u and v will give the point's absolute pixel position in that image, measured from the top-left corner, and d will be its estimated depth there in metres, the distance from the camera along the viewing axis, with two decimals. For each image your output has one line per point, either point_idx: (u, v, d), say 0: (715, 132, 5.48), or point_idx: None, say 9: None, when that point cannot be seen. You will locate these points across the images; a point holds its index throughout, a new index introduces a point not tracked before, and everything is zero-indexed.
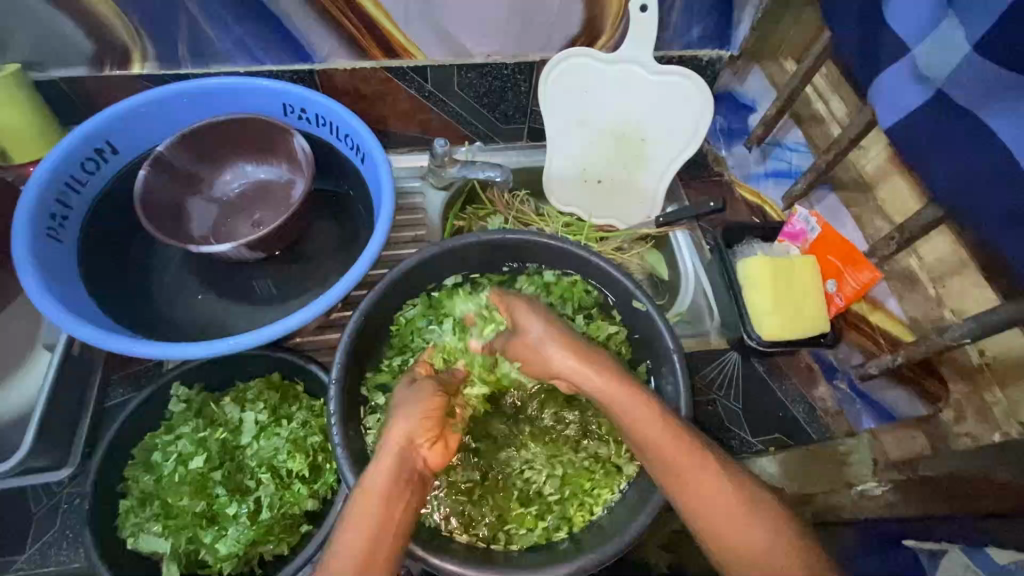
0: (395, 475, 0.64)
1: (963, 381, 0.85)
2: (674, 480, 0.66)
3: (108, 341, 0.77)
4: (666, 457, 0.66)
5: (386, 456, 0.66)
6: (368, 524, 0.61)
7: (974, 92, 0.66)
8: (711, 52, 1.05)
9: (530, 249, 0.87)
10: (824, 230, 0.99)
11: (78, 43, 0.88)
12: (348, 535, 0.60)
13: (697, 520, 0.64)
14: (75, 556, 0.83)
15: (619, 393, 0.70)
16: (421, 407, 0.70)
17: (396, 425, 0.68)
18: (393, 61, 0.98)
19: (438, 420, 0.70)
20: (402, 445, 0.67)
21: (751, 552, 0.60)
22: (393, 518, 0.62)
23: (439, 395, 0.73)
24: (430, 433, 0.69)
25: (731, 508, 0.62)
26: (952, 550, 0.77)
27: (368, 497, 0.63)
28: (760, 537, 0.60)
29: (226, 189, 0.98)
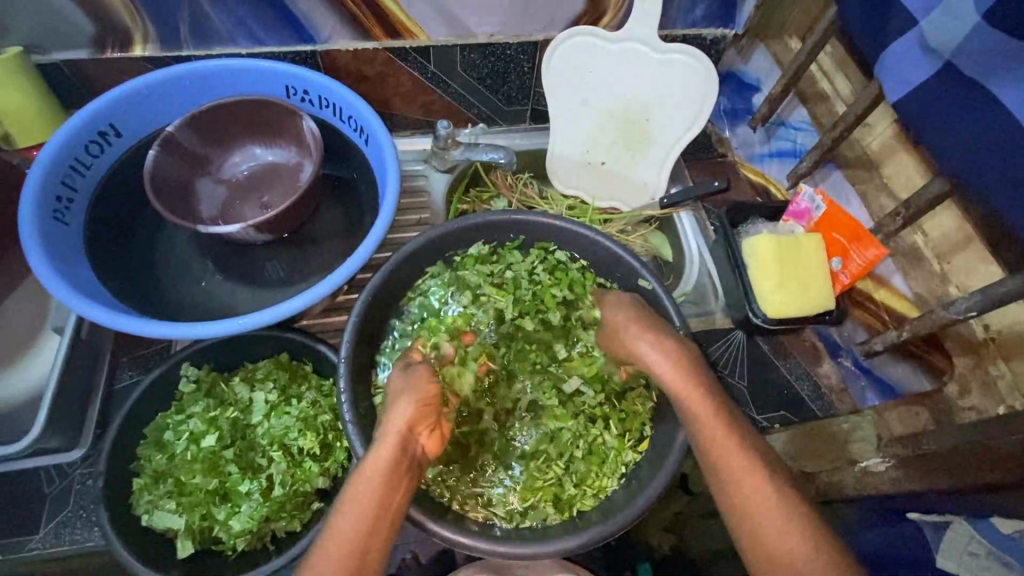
0: (396, 462, 0.65)
1: (968, 355, 0.86)
2: (720, 477, 0.64)
3: (119, 322, 0.77)
4: (720, 453, 0.64)
5: (387, 445, 0.66)
6: (361, 507, 0.62)
7: (985, 62, 0.66)
8: (715, 30, 1.05)
9: (537, 229, 0.87)
10: (830, 208, 0.98)
11: (79, 25, 0.87)
12: (348, 524, 0.61)
13: (736, 516, 0.63)
14: (89, 536, 0.84)
15: (685, 381, 0.69)
16: (419, 393, 0.71)
17: (395, 411, 0.69)
18: (396, 42, 0.97)
19: (433, 405, 0.72)
20: (404, 431, 0.67)
21: (788, 557, 0.59)
22: (393, 504, 0.64)
23: (434, 382, 0.74)
24: (426, 419, 0.71)
25: (768, 507, 0.61)
26: (956, 521, 0.75)
27: (367, 478, 0.64)
28: (798, 542, 0.59)
29: (235, 171, 0.98)
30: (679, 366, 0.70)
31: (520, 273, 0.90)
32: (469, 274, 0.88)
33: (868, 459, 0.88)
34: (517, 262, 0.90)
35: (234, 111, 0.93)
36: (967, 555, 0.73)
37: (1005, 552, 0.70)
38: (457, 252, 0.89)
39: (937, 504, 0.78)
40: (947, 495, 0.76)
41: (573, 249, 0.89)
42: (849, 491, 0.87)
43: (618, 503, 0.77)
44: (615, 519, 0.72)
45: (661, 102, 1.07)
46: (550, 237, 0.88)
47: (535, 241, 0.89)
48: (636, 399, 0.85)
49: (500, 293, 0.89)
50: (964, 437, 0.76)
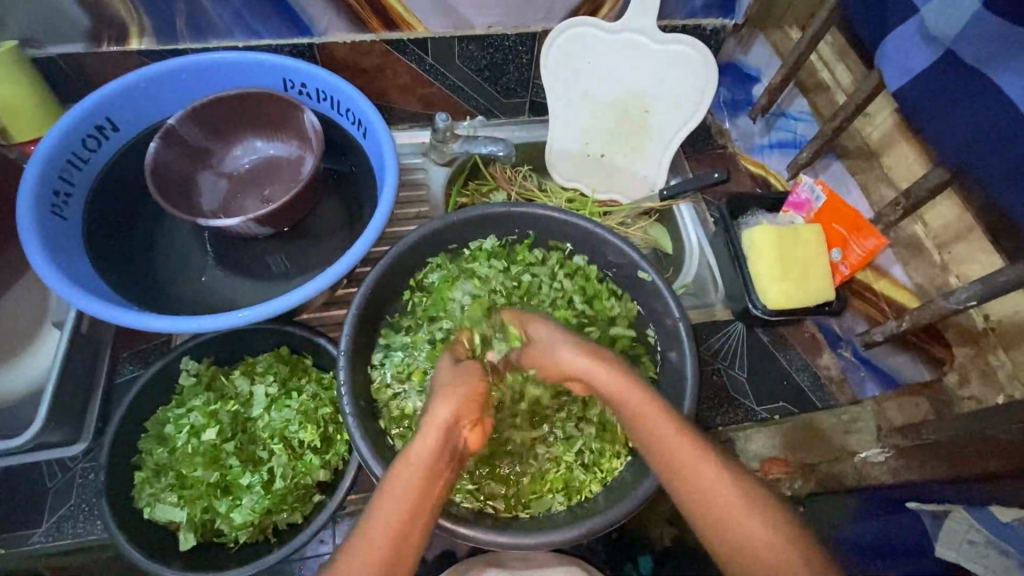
0: (437, 457, 0.64)
1: (968, 345, 0.87)
2: (677, 478, 0.65)
3: (118, 316, 0.77)
4: (672, 455, 0.66)
5: (431, 437, 0.65)
6: (404, 499, 0.62)
7: (985, 50, 0.66)
8: (715, 21, 1.03)
9: (545, 224, 0.87)
10: (830, 198, 0.98)
11: (75, 18, 0.87)
12: (389, 513, 0.61)
13: (697, 514, 0.64)
14: (92, 529, 0.84)
15: (626, 389, 0.69)
16: (463, 387, 0.69)
17: (438, 404, 0.67)
18: (393, 34, 0.97)
19: (478, 400, 0.70)
20: (448, 425, 0.66)
21: (753, 548, 0.61)
22: (431, 499, 0.63)
23: (483, 380, 0.71)
24: (471, 414, 0.68)
25: (730, 499, 0.63)
26: (955, 510, 0.74)
27: (410, 469, 0.63)
28: (758, 531, 0.61)
29: (237, 164, 0.98)
30: (617, 379, 0.70)
31: (531, 273, 0.90)
32: (478, 266, 0.89)
33: (868, 450, 0.92)
34: (519, 257, 0.91)
35: (234, 104, 0.93)
36: (966, 544, 0.72)
37: (1005, 540, 0.70)
38: (456, 244, 0.88)
39: (937, 491, 0.77)
40: (947, 483, 0.76)
41: (573, 241, 0.89)
42: (850, 481, 0.89)
43: (620, 493, 0.77)
44: (618, 508, 0.72)
45: (660, 94, 1.06)
46: (554, 232, 0.88)
47: (535, 235, 0.89)
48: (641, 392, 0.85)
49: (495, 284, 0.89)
50: (963, 426, 0.76)
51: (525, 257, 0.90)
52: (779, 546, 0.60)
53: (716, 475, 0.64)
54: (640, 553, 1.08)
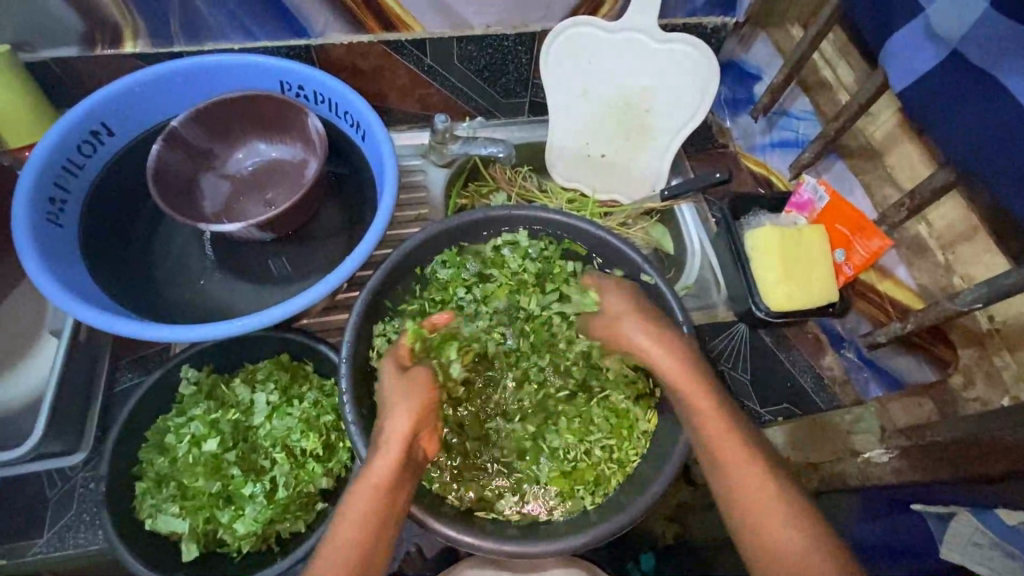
0: (400, 469, 0.66)
1: (972, 346, 0.89)
2: (721, 476, 0.67)
3: (116, 325, 0.76)
4: (711, 441, 0.68)
5: (391, 450, 0.66)
6: (366, 511, 0.64)
7: (992, 51, 0.65)
8: (716, 19, 1.02)
9: (560, 229, 0.86)
10: (833, 198, 0.98)
11: (68, 21, 0.85)
12: (353, 524, 0.63)
13: (738, 514, 0.66)
14: (93, 539, 0.83)
15: (688, 377, 0.71)
16: (415, 395, 0.71)
17: (396, 418, 0.69)
18: (391, 35, 0.95)
19: (427, 406, 0.72)
20: (406, 439, 0.67)
21: (788, 554, 0.62)
22: (394, 511, 0.65)
23: (430, 391, 0.73)
24: (423, 421, 0.71)
25: (766, 507, 0.64)
26: (960, 513, 0.73)
27: (373, 484, 0.64)
28: (793, 541, 0.62)
29: (238, 167, 0.97)
30: (677, 360, 0.73)
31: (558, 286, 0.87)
32: (492, 273, 0.88)
33: (872, 450, 0.89)
34: (538, 258, 0.88)
35: (234, 108, 0.92)
36: (971, 546, 0.72)
37: (1012, 544, 0.69)
38: (466, 244, 0.87)
39: (941, 494, 0.76)
40: (952, 484, 0.75)
41: (590, 252, 0.87)
42: (853, 481, 0.88)
43: (618, 503, 0.76)
44: (618, 517, 0.72)
45: (663, 93, 1.05)
46: (574, 240, 0.87)
47: (547, 241, 0.88)
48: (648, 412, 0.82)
49: (512, 287, 0.88)
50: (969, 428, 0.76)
51: (545, 264, 0.88)
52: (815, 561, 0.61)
53: (757, 477, 0.66)
54: (641, 552, 1.12)
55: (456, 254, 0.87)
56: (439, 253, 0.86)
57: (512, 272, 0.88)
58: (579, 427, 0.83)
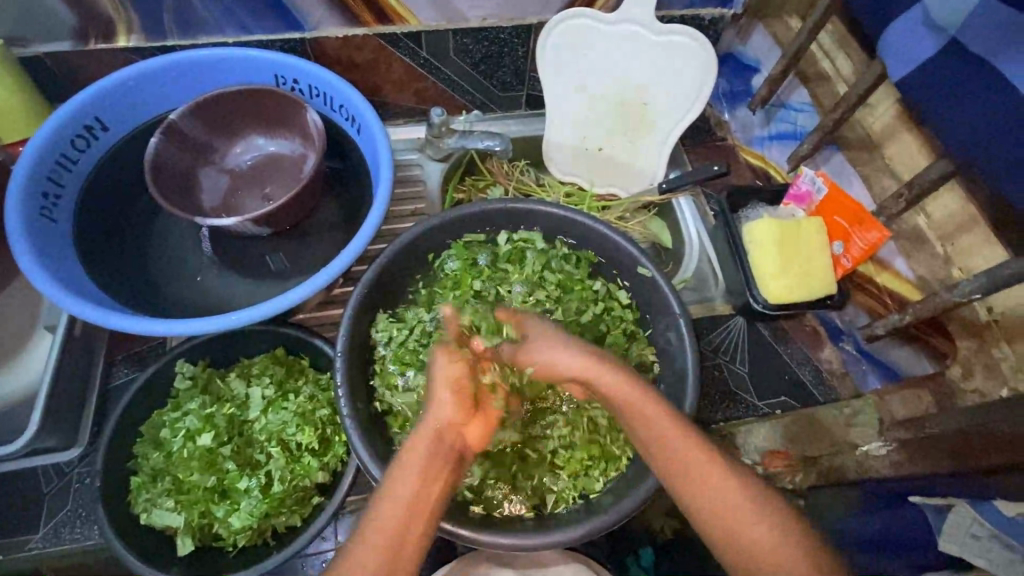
0: (432, 455, 0.64)
1: (971, 338, 0.85)
2: (678, 482, 0.65)
3: (111, 319, 0.76)
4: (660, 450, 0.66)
5: (420, 437, 0.65)
6: (401, 499, 0.61)
7: (989, 39, 0.64)
8: (713, 10, 1.01)
9: (563, 225, 0.86)
10: (831, 190, 0.97)
11: (62, 16, 0.85)
12: (386, 513, 0.61)
13: (702, 516, 0.64)
14: (89, 534, 0.83)
15: (631, 394, 0.68)
16: (454, 382, 0.67)
17: (436, 408, 0.66)
18: (386, 28, 0.95)
19: (473, 395, 0.68)
20: (436, 424, 0.65)
21: (752, 552, 0.61)
22: (432, 499, 0.62)
23: (461, 364, 0.68)
24: (467, 411, 0.67)
25: (736, 507, 0.63)
26: (958, 504, 0.72)
27: (404, 470, 0.63)
28: (764, 535, 0.61)
29: (237, 162, 0.96)
30: (625, 381, 0.69)
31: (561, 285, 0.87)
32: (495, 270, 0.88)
33: (869, 444, 0.91)
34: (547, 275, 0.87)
35: (231, 101, 0.92)
36: (969, 538, 0.70)
37: (1011, 535, 0.67)
38: (471, 236, 0.87)
39: (938, 487, 0.76)
40: (953, 477, 0.75)
41: (591, 247, 0.87)
42: (851, 475, 0.89)
43: (615, 496, 0.76)
44: (616, 510, 0.72)
45: (661, 85, 1.05)
46: (575, 235, 0.87)
47: (545, 233, 0.88)
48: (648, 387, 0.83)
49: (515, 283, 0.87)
50: (967, 421, 0.78)
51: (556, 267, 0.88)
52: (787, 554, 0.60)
53: (721, 479, 0.64)
54: (640, 546, 1.10)
55: (462, 246, 0.86)
56: (446, 248, 0.86)
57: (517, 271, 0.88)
58: (584, 422, 0.82)
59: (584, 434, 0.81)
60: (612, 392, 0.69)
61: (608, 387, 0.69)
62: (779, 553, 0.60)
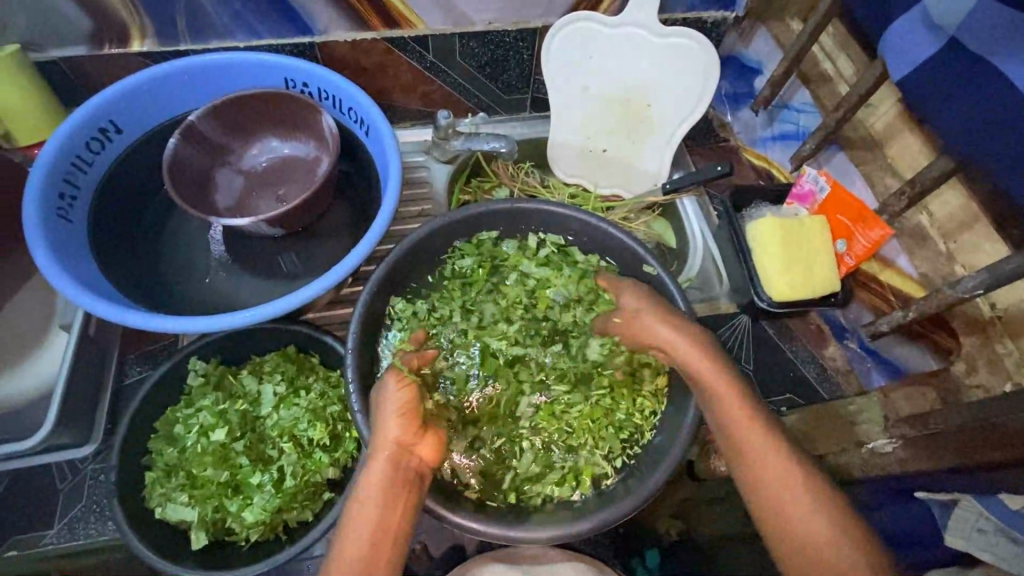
0: (386, 479, 0.66)
1: (975, 334, 0.85)
2: (745, 468, 0.68)
3: (126, 317, 0.77)
4: (728, 428, 0.69)
5: (373, 465, 0.66)
6: (365, 529, 0.64)
7: (987, 37, 0.66)
8: (715, 13, 1.03)
9: (570, 224, 0.87)
10: (834, 189, 0.99)
11: (77, 21, 0.87)
12: (354, 545, 0.64)
13: (759, 501, 0.66)
14: (104, 529, 0.84)
15: (718, 378, 0.71)
16: (400, 410, 0.69)
17: (381, 433, 0.68)
18: (393, 32, 0.96)
19: (421, 415, 0.71)
20: (385, 450, 0.67)
21: (806, 538, 0.64)
22: (396, 519, 0.65)
23: (405, 390, 0.71)
24: (416, 431, 0.70)
25: (794, 496, 0.65)
26: (964, 499, 0.73)
27: (364, 500, 0.65)
28: (821, 527, 0.63)
29: (253, 163, 0.97)
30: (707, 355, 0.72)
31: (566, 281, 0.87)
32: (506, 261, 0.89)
33: (875, 440, 0.89)
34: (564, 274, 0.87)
35: (246, 104, 0.93)
36: (976, 532, 0.71)
37: (1016, 530, 0.68)
38: (484, 235, 0.88)
39: (945, 482, 0.77)
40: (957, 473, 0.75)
41: (598, 245, 0.88)
42: (858, 472, 0.90)
43: (623, 490, 0.76)
44: (627, 502, 0.72)
45: (666, 86, 1.06)
46: (581, 234, 0.88)
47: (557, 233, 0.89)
48: (654, 374, 0.82)
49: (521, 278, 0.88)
50: (965, 419, 0.76)
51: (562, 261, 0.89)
52: (832, 541, 0.63)
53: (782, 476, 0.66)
54: (646, 547, 1.08)
55: (472, 243, 0.88)
56: (458, 245, 0.87)
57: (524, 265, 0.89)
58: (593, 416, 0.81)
59: (591, 430, 0.81)
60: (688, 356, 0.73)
61: (689, 360, 0.73)
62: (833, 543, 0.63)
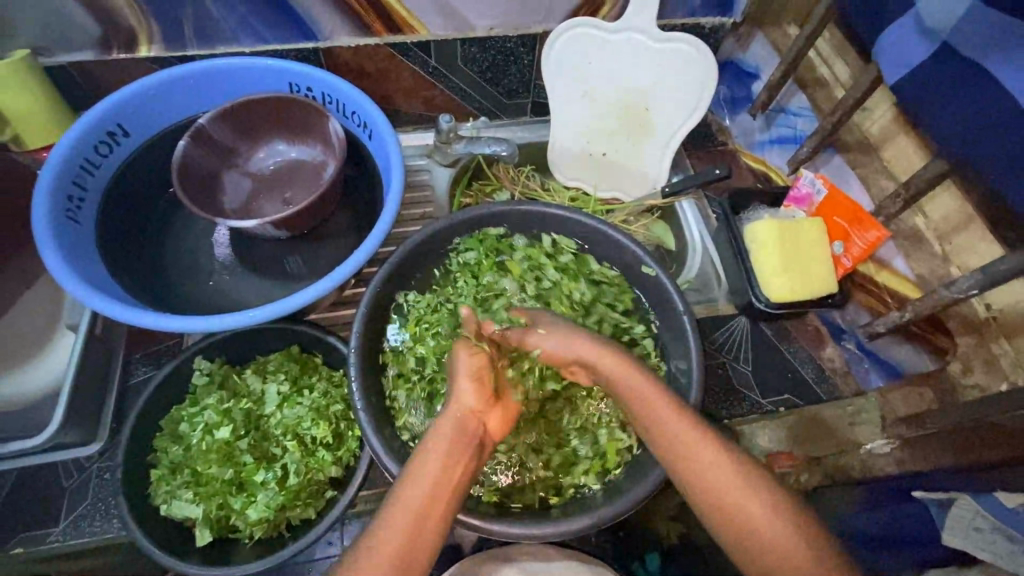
0: (458, 433, 0.68)
1: (970, 335, 0.86)
2: (691, 483, 0.65)
3: (134, 316, 0.78)
4: (673, 444, 0.67)
5: (447, 419, 0.69)
6: (429, 477, 0.64)
7: (979, 42, 0.67)
8: (713, 19, 1.06)
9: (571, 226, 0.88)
10: (831, 191, 1.00)
11: (86, 26, 0.89)
12: (413, 491, 0.63)
13: (712, 513, 0.64)
14: (108, 527, 0.85)
15: (644, 387, 0.70)
16: (478, 373, 0.73)
17: (459, 393, 0.72)
18: (397, 37, 0.98)
19: (494, 389, 0.74)
20: (460, 408, 0.70)
21: (766, 548, 0.61)
22: (458, 474, 0.65)
23: (483, 356, 0.75)
24: (488, 400, 0.73)
25: (749, 501, 0.63)
26: (962, 497, 0.73)
27: (434, 447, 0.66)
28: (782, 533, 0.61)
29: (261, 166, 0.99)
30: (626, 366, 0.72)
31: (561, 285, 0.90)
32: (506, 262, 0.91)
33: (873, 441, 0.93)
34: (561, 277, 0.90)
35: (254, 108, 0.95)
36: (972, 531, 0.71)
37: (1013, 527, 0.68)
38: (490, 230, 0.89)
39: (943, 482, 0.77)
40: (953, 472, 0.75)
41: (596, 247, 0.89)
42: (856, 473, 0.92)
43: (622, 488, 0.77)
44: (626, 499, 0.73)
45: (667, 91, 1.07)
46: (584, 238, 0.89)
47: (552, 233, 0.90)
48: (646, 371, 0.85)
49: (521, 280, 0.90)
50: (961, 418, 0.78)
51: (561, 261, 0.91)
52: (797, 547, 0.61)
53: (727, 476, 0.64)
54: (646, 551, 1.10)
55: (477, 242, 0.89)
56: (460, 241, 0.88)
57: (526, 266, 0.91)
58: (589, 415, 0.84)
59: (585, 424, 0.84)
60: (613, 376, 0.72)
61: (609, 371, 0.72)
62: (796, 550, 0.61)
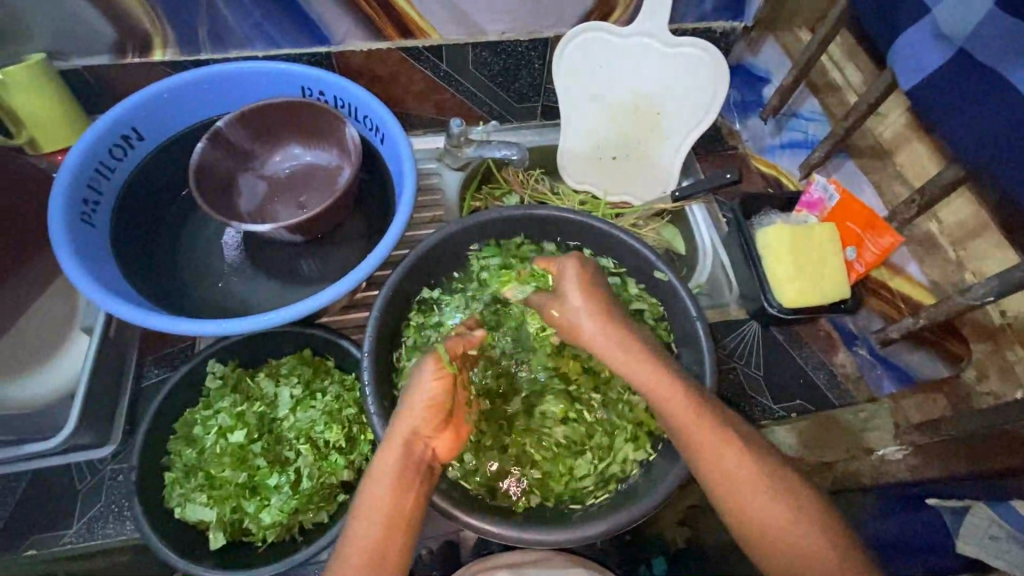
0: (403, 467, 0.66)
1: (985, 341, 0.89)
2: (718, 489, 0.65)
3: (148, 319, 0.79)
4: (703, 447, 0.66)
5: (391, 450, 0.66)
6: (378, 516, 0.64)
7: (997, 48, 0.67)
8: (724, 23, 1.04)
9: (583, 231, 0.88)
10: (843, 197, 1.00)
11: (101, 29, 0.89)
12: (363, 532, 0.63)
13: (737, 518, 0.65)
14: (121, 530, 0.86)
15: (666, 385, 0.69)
16: (431, 400, 0.69)
17: (405, 418, 0.68)
18: (409, 42, 0.98)
19: (447, 409, 0.70)
20: (405, 439, 0.67)
21: (789, 553, 0.62)
22: (407, 508, 0.65)
23: (441, 381, 0.69)
24: (438, 425, 0.70)
25: (773, 504, 0.63)
26: (977, 505, 0.72)
27: (380, 485, 0.65)
28: (808, 536, 0.62)
29: (277, 169, 0.99)
30: (641, 355, 0.71)
31: None
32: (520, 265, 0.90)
33: (885, 448, 0.91)
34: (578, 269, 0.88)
35: (269, 112, 0.95)
36: (988, 539, 0.70)
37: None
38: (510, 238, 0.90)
39: (957, 489, 0.77)
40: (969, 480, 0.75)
41: (608, 249, 0.89)
42: (866, 479, 0.89)
43: (636, 494, 0.76)
44: (642, 504, 0.73)
45: (679, 97, 1.07)
46: (597, 242, 0.89)
47: (565, 235, 0.90)
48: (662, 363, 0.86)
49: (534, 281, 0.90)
50: (978, 425, 0.77)
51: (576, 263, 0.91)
52: (821, 551, 0.61)
53: (741, 455, 0.65)
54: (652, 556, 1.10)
55: (493, 248, 0.90)
56: (479, 246, 0.89)
57: None
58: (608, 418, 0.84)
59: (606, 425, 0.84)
60: (624, 366, 0.72)
61: (634, 373, 0.71)
62: (821, 555, 0.61)
